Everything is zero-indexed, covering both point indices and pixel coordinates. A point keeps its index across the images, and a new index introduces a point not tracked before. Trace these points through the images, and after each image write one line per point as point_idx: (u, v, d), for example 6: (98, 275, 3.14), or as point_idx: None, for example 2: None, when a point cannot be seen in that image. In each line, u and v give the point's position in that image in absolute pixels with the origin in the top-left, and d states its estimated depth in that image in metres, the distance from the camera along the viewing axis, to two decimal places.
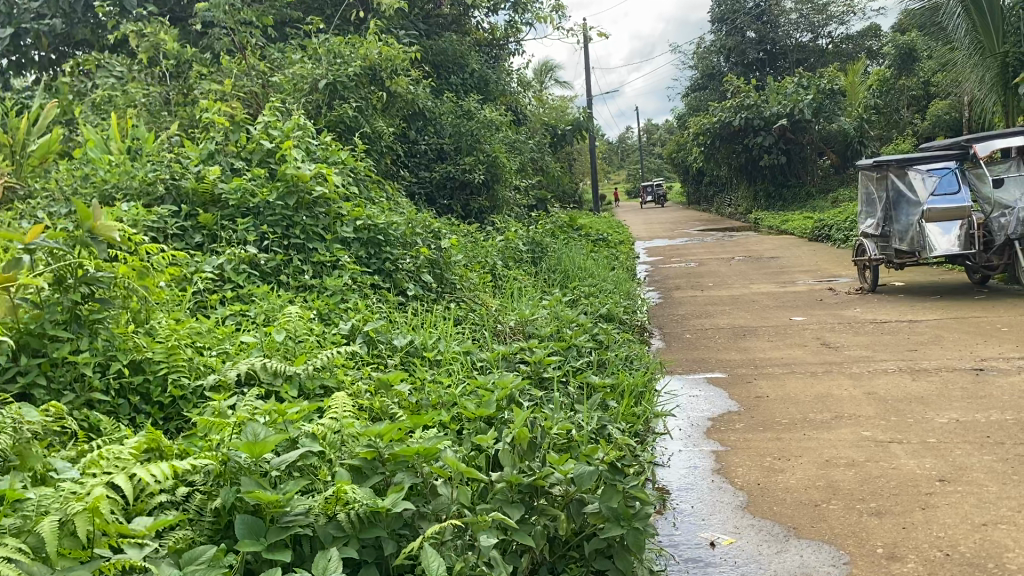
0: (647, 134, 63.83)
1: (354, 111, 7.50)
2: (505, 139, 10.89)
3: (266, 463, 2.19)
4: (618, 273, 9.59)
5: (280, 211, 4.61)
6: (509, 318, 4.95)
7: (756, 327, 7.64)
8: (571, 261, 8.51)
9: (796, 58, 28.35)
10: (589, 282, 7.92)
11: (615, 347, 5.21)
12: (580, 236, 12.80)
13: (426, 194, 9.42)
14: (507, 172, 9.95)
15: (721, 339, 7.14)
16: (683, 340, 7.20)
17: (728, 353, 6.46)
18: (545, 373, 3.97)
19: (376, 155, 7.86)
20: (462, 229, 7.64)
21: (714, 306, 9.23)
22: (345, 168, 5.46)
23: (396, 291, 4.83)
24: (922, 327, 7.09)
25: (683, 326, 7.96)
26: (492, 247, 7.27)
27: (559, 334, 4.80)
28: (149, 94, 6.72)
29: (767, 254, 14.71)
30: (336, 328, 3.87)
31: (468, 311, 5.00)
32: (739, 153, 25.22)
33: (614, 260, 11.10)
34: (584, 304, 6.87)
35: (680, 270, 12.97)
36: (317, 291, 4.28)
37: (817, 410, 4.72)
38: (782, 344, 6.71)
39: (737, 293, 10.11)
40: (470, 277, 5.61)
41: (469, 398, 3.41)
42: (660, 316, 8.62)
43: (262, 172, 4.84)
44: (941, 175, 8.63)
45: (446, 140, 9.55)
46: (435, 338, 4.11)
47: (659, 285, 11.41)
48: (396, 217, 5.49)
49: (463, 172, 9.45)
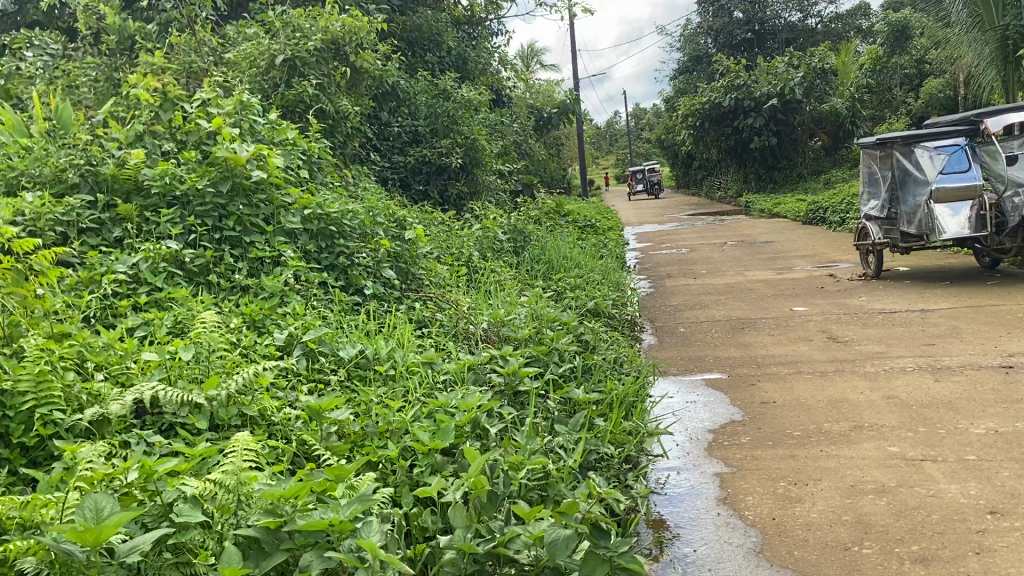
0: (636, 118, 63.21)
1: (315, 88, 6.86)
2: (485, 122, 10.26)
3: (112, 551, 1.61)
4: (606, 261, 9.00)
5: (211, 201, 4.00)
6: (480, 317, 4.35)
7: (756, 318, 7.07)
8: (556, 250, 7.91)
9: (785, 38, 27.74)
10: (575, 273, 7.32)
11: (601, 349, 4.63)
12: (567, 223, 12.19)
13: (399, 179, 8.80)
14: (488, 155, 9.33)
15: (718, 333, 6.56)
16: (677, 335, 6.62)
17: (727, 350, 5.88)
18: (517, 385, 3.38)
19: (341, 138, 7.23)
20: (436, 217, 7.03)
21: (708, 295, 8.65)
22: (294, 150, 4.92)
23: (350, 290, 4.23)
24: (935, 317, 6.52)
25: (677, 319, 7.38)
26: (469, 237, 6.66)
27: (536, 337, 4.21)
28: (85, 73, 6.08)
29: (762, 237, 14.17)
30: (269, 339, 3.28)
31: (434, 311, 4.40)
32: (729, 135, 24.65)
33: (603, 248, 10.51)
34: (569, 298, 6.27)
35: (671, 257, 12.38)
36: (252, 292, 3.68)
37: (832, 419, 4.14)
38: (785, 338, 6.13)
39: (733, 281, 9.54)
40: (438, 272, 4.99)
41: (423, 422, 2.83)
42: (651, 308, 8.04)
43: (193, 156, 4.23)
44: (951, 153, 8.08)
45: (421, 121, 8.95)
46: (390, 346, 3.51)
47: (651, 273, 10.84)
48: (355, 205, 4.88)
49: (439, 156, 8.82)
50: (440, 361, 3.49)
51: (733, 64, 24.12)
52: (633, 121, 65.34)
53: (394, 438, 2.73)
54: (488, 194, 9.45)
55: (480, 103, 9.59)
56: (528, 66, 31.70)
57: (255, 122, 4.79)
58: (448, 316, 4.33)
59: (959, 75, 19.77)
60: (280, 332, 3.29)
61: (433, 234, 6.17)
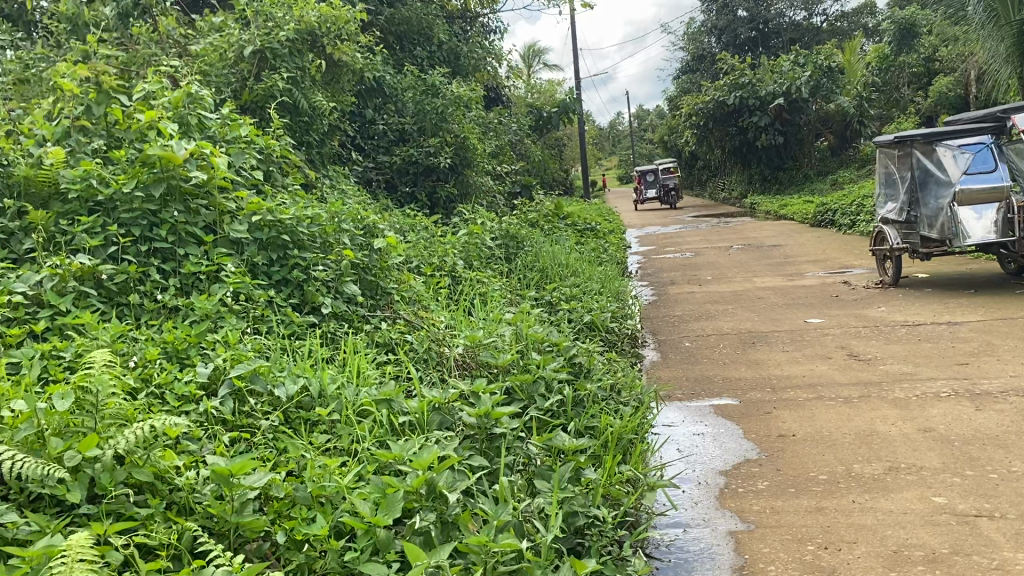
0: (638, 119, 62.66)
1: (286, 82, 6.30)
2: (477, 121, 9.69)
3: None
4: (606, 268, 8.43)
5: (139, 206, 3.44)
6: (454, 339, 3.80)
7: (767, 331, 6.49)
8: (551, 256, 7.35)
9: (790, 37, 27.20)
10: (572, 282, 6.75)
11: (596, 374, 4.07)
12: (565, 226, 11.62)
13: (384, 180, 8.24)
14: (479, 156, 8.76)
15: (727, 348, 5.99)
16: (682, 351, 6.05)
17: (737, 370, 5.31)
18: (493, 429, 2.80)
19: (314, 136, 6.68)
20: (419, 223, 6.47)
21: (715, 304, 8.09)
22: (249, 148, 4.36)
23: (305, 310, 3.68)
24: (964, 331, 5.93)
25: (681, 331, 6.81)
26: (455, 244, 6.10)
27: (519, 363, 3.65)
28: (31, 65, 5.55)
29: (769, 241, 13.60)
30: (191, 375, 2.73)
31: (404, 333, 3.84)
32: (734, 135, 24.07)
33: (603, 253, 9.95)
34: (562, 314, 5.69)
35: (675, 262, 11.81)
36: (181, 315, 3.13)
37: (863, 458, 3.56)
38: (801, 356, 5.56)
39: (740, 289, 8.96)
40: (414, 284, 4.43)
41: (366, 486, 2.28)
42: (654, 319, 7.47)
43: (123, 155, 3.67)
44: (974, 152, 7.45)
45: (407, 119, 8.45)
46: (339, 380, 2.97)
47: (653, 279, 10.28)
48: (317, 210, 4.31)
49: (427, 156, 8.26)
50: (398, 395, 2.95)
51: (738, 62, 23.54)
52: (635, 121, 64.72)
53: (326, 508, 2.18)
54: (480, 197, 8.87)
55: (472, 100, 9.02)
56: (529, 66, 31.16)
57: (204, 116, 4.22)
58: (419, 337, 3.77)
59: (970, 72, 19.18)
60: (203, 365, 2.75)
61: (411, 243, 5.60)
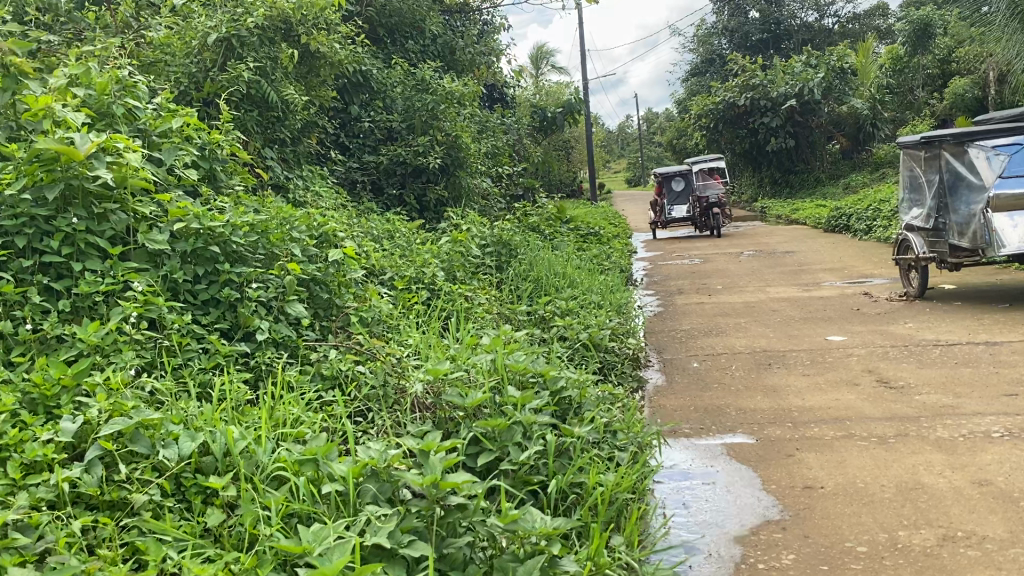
0: (647, 121, 62.10)
1: (253, 73, 5.69)
2: (472, 120, 9.04)
3: None
4: (608, 277, 7.80)
5: (25, 211, 2.83)
6: (415, 372, 3.18)
7: (785, 350, 5.85)
8: (547, 265, 6.72)
9: (802, 38, 26.50)
10: (569, 295, 6.11)
11: (588, 411, 3.44)
12: (567, 231, 10.97)
13: (368, 182, 7.62)
14: (472, 156, 8.11)
15: (741, 371, 5.35)
16: (690, 373, 5.42)
17: (750, 398, 4.67)
18: (446, 500, 2.18)
19: (286, 133, 6.10)
20: (400, 230, 5.84)
21: (726, 317, 7.46)
22: (186, 142, 3.73)
23: (235, 337, 3.10)
24: (1007, 353, 5.27)
25: (690, 349, 6.18)
26: (437, 254, 5.46)
27: (492, 403, 3.02)
28: None
29: (782, 247, 12.94)
30: (51, 433, 2.16)
31: (359, 364, 3.23)
32: (744, 137, 23.40)
33: (605, 260, 9.32)
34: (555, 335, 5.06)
35: (683, 269, 11.18)
36: (63, 349, 2.55)
37: (908, 520, 2.94)
38: (824, 383, 4.91)
39: (753, 299, 8.31)
40: (378, 301, 3.81)
41: None
42: (660, 334, 6.84)
43: (15, 150, 3.06)
44: (1012, 153, 6.75)
45: (395, 116, 7.84)
46: (252, 434, 2.38)
47: (660, 287, 9.64)
48: (263, 214, 3.69)
49: (415, 155, 7.62)
50: (329, 453, 2.34)
51: (750, 62, 22.87)
52: (644, 123, 64.02)
53: None
54: (474, 200, 8.24)
55: (466, 98, 8.37)
56: (536, 66, 30.56)
57: (131, 105, 3.59)
58: (374, 367, 3.16)
59: (991, 73, 18.43)
60: (72, 418, 2.16)
61: (385, 256, 4.97)
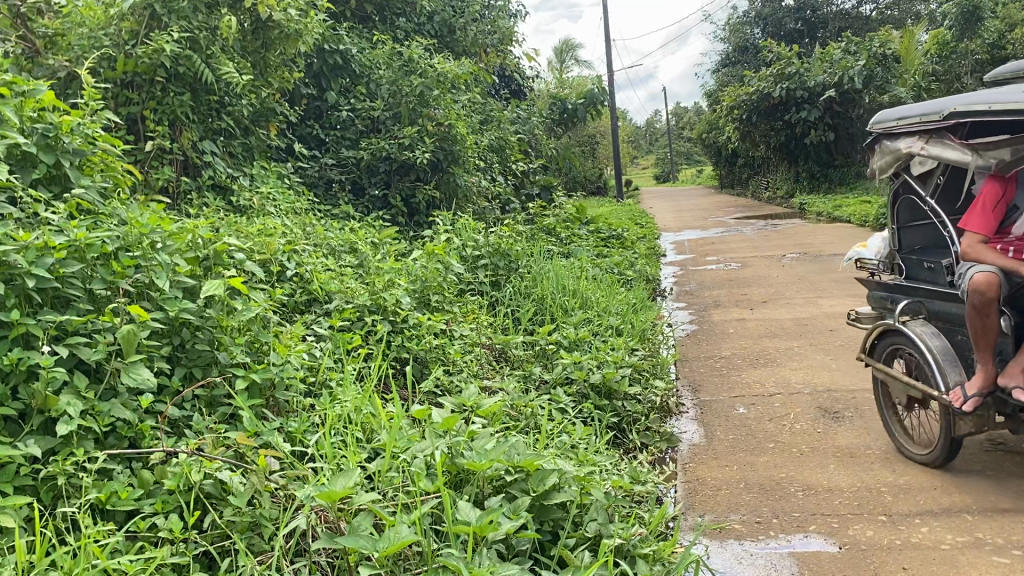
0: (676, 117, 60.57)
1: (181, 45, 4.60)
2: (472, 110, 7.88)
3: None
4: (631, 291, 6.60)
5: None
6: (314, 481, 2.03)
7: (852, 390, 4.64)
8: (555, 278, 5.55)
9: (838, 27, 25.03)
10: (579, 319, 4.92)
11: (586, 530, 2.27)
12: (586, 234, 9.80)
13: (347, 181, 6.48)
14: (470, 151, 6.94)
15: (801, 424, 4.13)
16: (735, 425, 4.22)
17: (821, 470, 3.47)
18: None
19: (230, 121, 5.08)
20: (363, 239, 4.70)
21: (773, 339, 6.23)
22: (12, 127, 2.64)
23: (25, 429, 1.97)
24: None
25: (730, 385, 4.98)
26: (407, 270, 4.30)
27: (422, 542, 1.87)
28: None
29: (827, 249, 11.66)
30: None
31: (230, 465, 2.06)
32: (779, 130, 21.83)
33: (628, 268, 8.12)
34: (557, 395, 3.88)
35: (717, 276, 9.94)
36: None
37: None
38: (916, 445, 3.68)
39: (804, 315, 7.08)
40: (291, 357, 2.65)
41: None
42: (693, 364, 5.64)
43: None
44: None
45: (378, 104, 6.71)
46: None
47: (693, 298, 8.42)
48: (115, 228, 2.57)
49: (401, 149, 6.48)
50: None
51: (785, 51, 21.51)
52: (674, 118, 62.54)
53: None
54: (472, 200, 7.07)
55: (462, 81, 7.20)
56: (560, 61, 29.37)
57: None
58: (250, 470, 2.01)
59: None
60: None
61: (332, 279, 3.82)
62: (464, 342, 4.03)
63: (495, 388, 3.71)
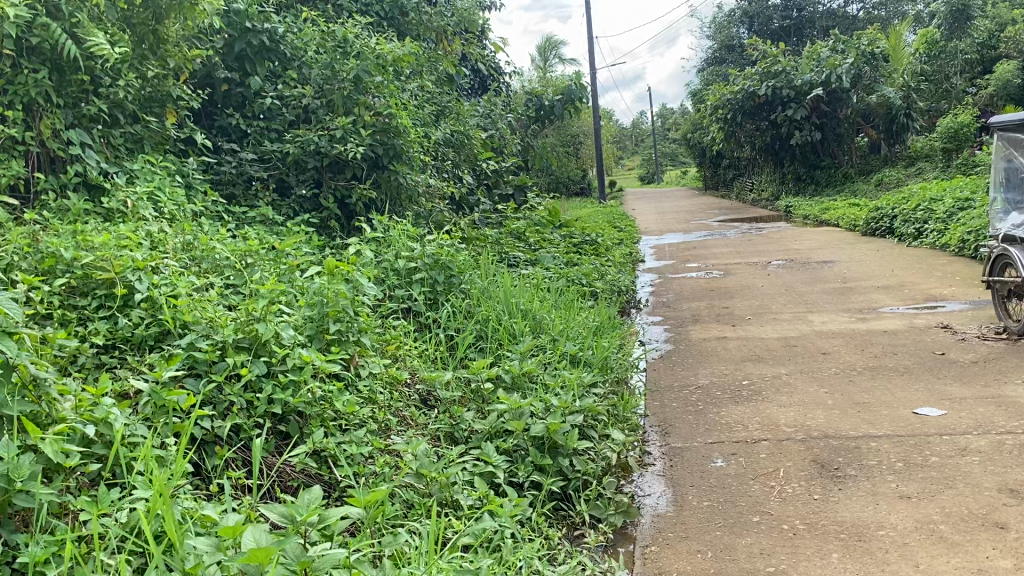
0: (663, 119, 59.97)
1: (28, 11, 3.73)
2: (422, 100, 7.02)
3: None
4: (598, 307, 5.78)
5: None
6: None
7: (854, 437, 3.82)
8: (503, 296, 4.71)
9: (826, 26, 24.33)
10: (525, 347, 4.07)
11: None
12: (557, 238, 9.00)
13: (272, 179, 5.62)
14: (416, 147, 6.10)
15: (793, 486, 3.29)
16: (711, 485, 3.37)
17: (821, 563, 2.63)
18: None
19: (105, 106, 4.22)
20: (258, 250, 3.83)
21: (759, 363, 5.41)
22: None
23: None
24: None
25: (706, 426, 4.16)
26: (305, 290, 3.46)
27: None
28: None
29: (816, 255, 10.88)
30: None
31: None
32: (765, 131, 21.05)
33: (599, 279, 7.28)
34: (485, 454, 3.02)
35: (698, 285, 9.14)
36: None
37: None
38: (942, 525, 2.85)
39: (793, 334, 6.27)
40: (45, 439, 1.81)
41: None
42: (665, 395, 4.82)
43: None
44: None
45: (309, 91, 5.83)
46: None
47: (671, 311, 7.61)
48: None
49: (332, 142, 5.62)
50: None
51: (771, 48, 20.77)
52: (660, 117, 61.81)
53: None
54: (418, 201, 6.23)
55: (406, 67, 6.36)
56: (544, 60, 28.60)
57: None
58: None
59: None
60: None
61: (191, 305, 2.99)
62: (366, 388, 3.18)
63: (398, 449, 2.86)
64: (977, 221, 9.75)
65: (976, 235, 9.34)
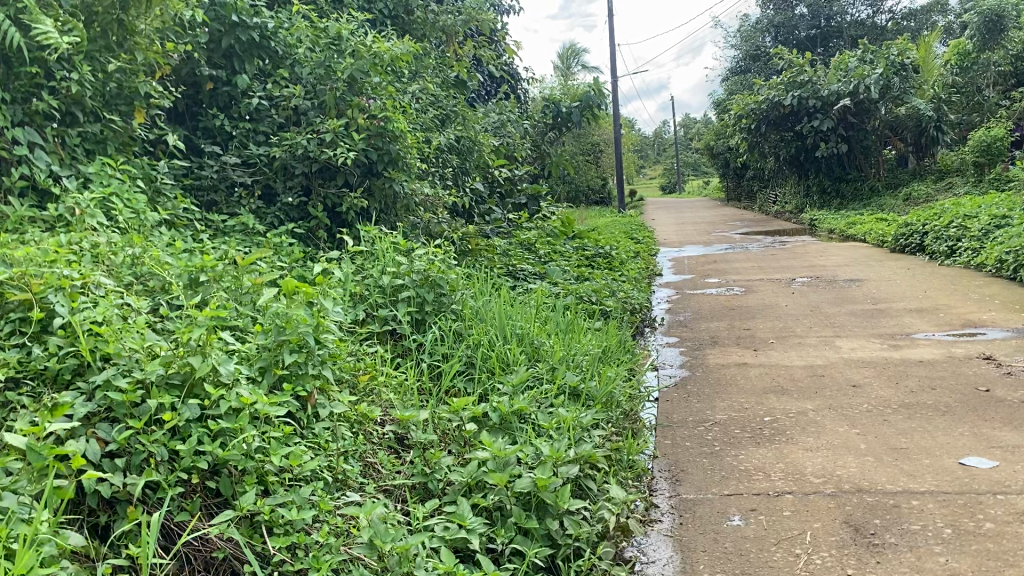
0: (686, 128, 59.39)
1: None
2: (424, 104, 6.59)
3: None
4: (607, 329, 5.31)
5: None
6: None
7: (892, 492, 3.31)
8: (499, 318, 4.25)
9: (853, 36, 23.73)
10: (519, 380, 3.60)
11: None
12: (569, 250, 8.55)
13: (256, 185, 5.20)
14: (413, 152, 5.66)
15: (822, 556, 2.81)
16: (726, 551, 2.89)
17: None
18: None
19: (59, 102, 3.81)
20: (218, 266, 3.40)
21: (783, 396, 4.92)
22: None
23: None
24: None
25: (722, 472, 3.67)
26: (262, 316, 3.01)
27: None
28: None
29: (843, 272, 10.36)
30: None
31: None
32: (790, 141, 20.51)
33: (611, 296, 6.82)
34: (458, 515, 2.55)
35: (718, 303, 8.66)
36: None
37: None
38: None
39: (820, 361, 5.78)
40: None
41: None
42: (678, 432, 4.33)
43: None
44: None
45: (298, 91, 5.42)
46: None
47: (688, 331, 7.14)
48: None
49: (321, 147, 5.20)
50: None
51: (797, 58, 20.22)
52: (683, 127, 61.24)
53: None
54: (415, 210, 5.79)
55: (405, 67, 5.92)
56: (566, 67, 28.19)
57: None
58: None
59: None
60: None
61: (118, 333, 2.54)
62: (324, 433, 2.72)
63: (350, 512, 2.40)
64: (1016, 239, 9.18)
65: (1015, 255, 8.77)
